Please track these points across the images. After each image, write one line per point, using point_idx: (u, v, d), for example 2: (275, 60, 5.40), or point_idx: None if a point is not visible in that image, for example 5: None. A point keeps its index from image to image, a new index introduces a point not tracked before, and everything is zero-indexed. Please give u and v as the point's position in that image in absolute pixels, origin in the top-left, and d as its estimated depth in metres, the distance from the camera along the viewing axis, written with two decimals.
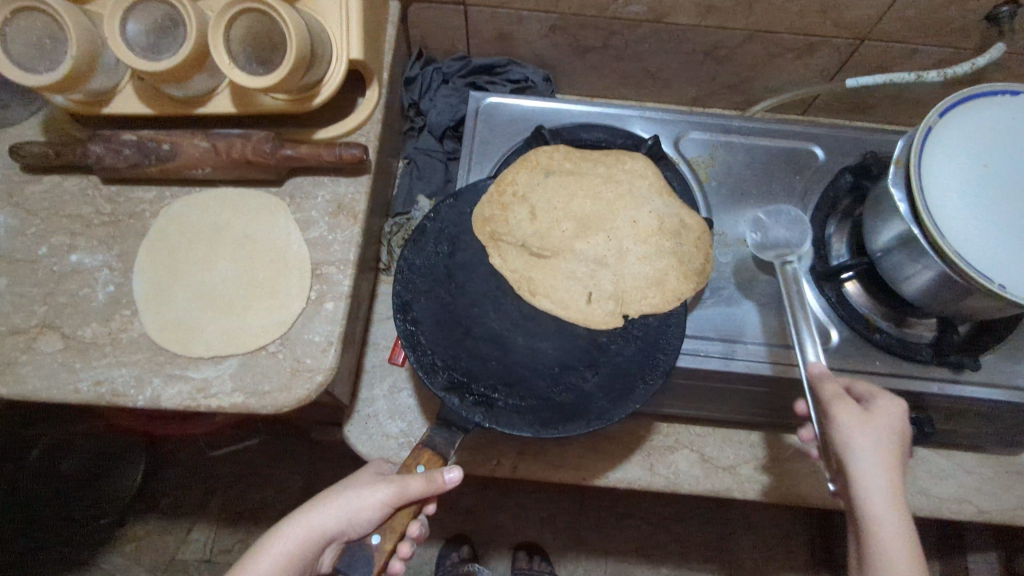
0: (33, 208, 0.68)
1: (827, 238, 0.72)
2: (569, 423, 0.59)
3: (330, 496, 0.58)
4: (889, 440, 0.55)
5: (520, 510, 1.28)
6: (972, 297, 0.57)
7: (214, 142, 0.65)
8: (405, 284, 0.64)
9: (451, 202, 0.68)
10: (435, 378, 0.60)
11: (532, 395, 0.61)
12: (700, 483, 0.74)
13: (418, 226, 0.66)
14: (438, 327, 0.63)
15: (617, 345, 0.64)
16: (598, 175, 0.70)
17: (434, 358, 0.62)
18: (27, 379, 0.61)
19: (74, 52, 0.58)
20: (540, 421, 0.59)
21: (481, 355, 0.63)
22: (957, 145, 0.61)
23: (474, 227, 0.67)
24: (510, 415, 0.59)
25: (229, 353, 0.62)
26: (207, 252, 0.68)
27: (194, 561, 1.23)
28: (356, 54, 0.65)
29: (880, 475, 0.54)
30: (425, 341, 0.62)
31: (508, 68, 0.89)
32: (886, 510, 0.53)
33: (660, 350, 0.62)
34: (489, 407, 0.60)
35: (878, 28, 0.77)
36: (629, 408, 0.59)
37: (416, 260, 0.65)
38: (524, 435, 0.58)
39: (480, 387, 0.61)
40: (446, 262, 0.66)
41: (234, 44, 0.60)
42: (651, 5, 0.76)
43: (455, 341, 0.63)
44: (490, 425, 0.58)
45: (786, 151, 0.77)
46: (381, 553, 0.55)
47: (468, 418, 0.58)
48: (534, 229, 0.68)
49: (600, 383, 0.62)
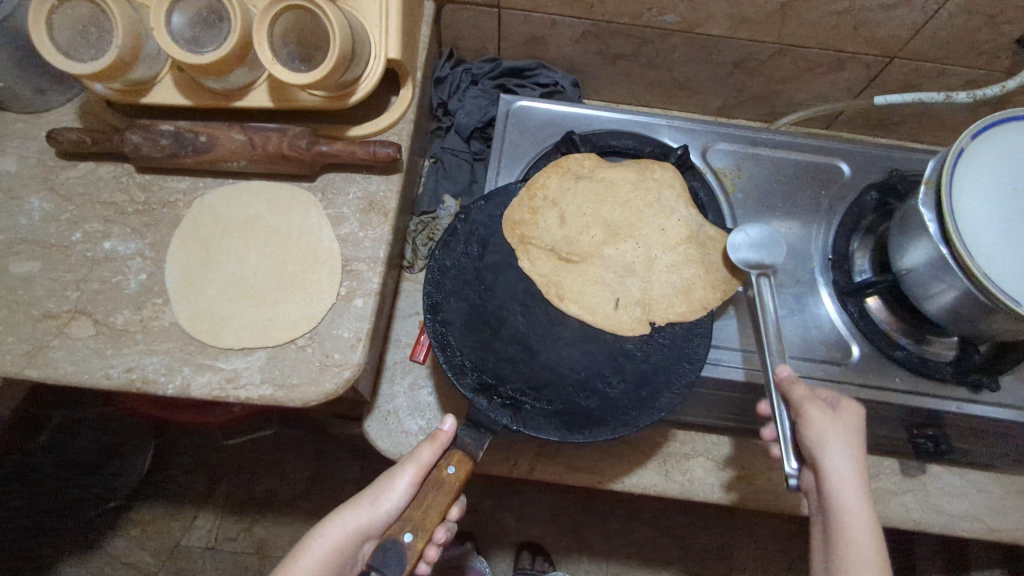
0: (68, 193, 0.69)
1: (850, 252, 0.73)
2: (595, 428, 0.60)
3: (357, 497, 0.59)
4: (856, 440, 0.57)
5: (524, 508, 1.28)
6: (994, 318, 0.58)
7: (251, 136, 0.65)
8: (436, 284, 0.65)
9: (482, 205, 0.69)
10: (464, 378, 0.62)
11: (559, 398, 0.62)
12: (714, 491, 0.75)
13: (449, 228, 0.67)
14: (467, 327, 0.64)
15: (642, 352, 0.64)
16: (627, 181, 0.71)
17: (463, 358, 0.63)
18: (58, 363, 0.61)
19: (119, 42, 0.59)
20: (566, 426, 0.61)
21: (509, 357, 0.64)
22: (989, 168, 0.61)
23: (504, 230, 0.68)
24: (537, 417, 0.61)
25: (259, 346, 0.63)
26: (238, 244, 0.68)
27: (198, 548, 1.24)
28: (394, 54, 0.65)
29: (850, 473, 0.56)
30: (455, 341, 0.63)
31: (536, 71, 0.90)
32: (855, 503, 0.55)
33: (686, 359, 0.63)
34: (516, 410, 0.61)
35: (909, 47, 0.77)
36: (654, 418, 0.60)
37: (447, 261, 0.66)
38: (550, 438, 0.60)
39: (508, 390, 0.62)
40: (475, 263, 0.67)
41: (276, 41, 0.61)
42: (684, 15, 0.77)
43: (483, 344, 0.64)
44: (517, 427, 0.59)
45: (813, 165, 0.78)
46: (414, 551, 0.55)
47: (496, 420, 0.60)
48: (565, 233, 0.70)
49: (626, 389, 0.62)
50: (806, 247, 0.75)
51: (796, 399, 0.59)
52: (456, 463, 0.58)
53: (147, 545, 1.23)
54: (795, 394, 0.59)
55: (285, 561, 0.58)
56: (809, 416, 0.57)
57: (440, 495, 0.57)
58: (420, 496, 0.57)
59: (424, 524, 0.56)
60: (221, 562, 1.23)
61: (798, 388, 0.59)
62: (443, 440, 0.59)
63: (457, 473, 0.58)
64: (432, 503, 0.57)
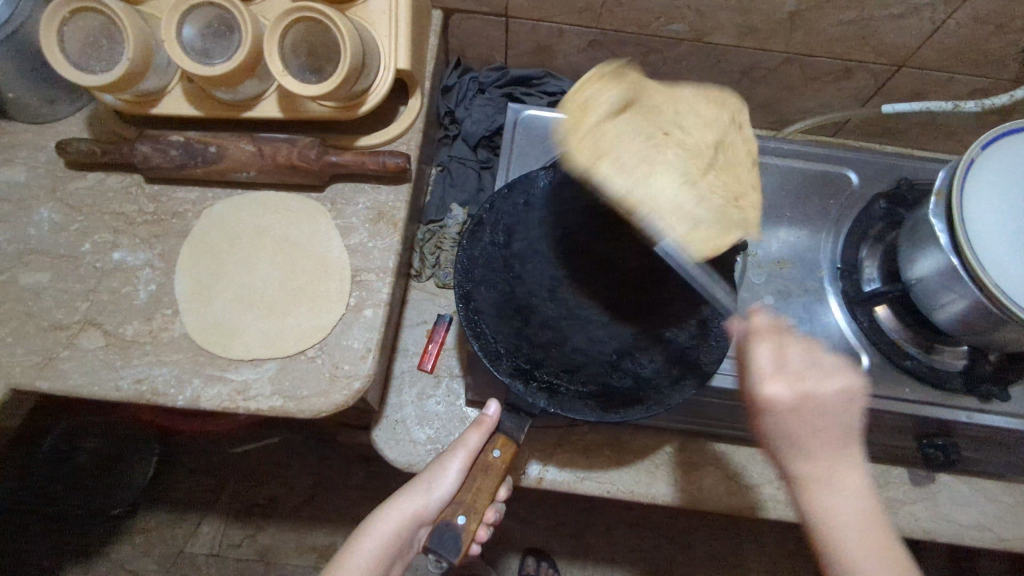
0: (77, 204, 0.69)
1: (860, 262, 0.73)
2: (632, 408, 0.59)
3: (410, 482, 0.59)
4: (776, 426, 0.52)
5: (529, 515, 1.28)
6: (1005, 328, 0.58)
7: (261, 146, 0.65)
8: (465, 273, 0.64)
9: (505, 193, 0.67)
10: (500, 364, 0.60)
11: (593, 380, 0.63)
12: (723, 500, 0.74)
13: (475, 217, 0.65)
14: (497, 316, 0.64)
15: (670, 334, 0.64)
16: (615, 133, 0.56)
17: (496, 344, 0.62)
18: (68, 375, 0.61)
19: (130, 54, 0.59)
20: (603, 407, 0.60)
21: (542, 342, 0.65)
22: (998, 179, 0.61)
23: (529, 221, 0.68)
24: (573, 400, 0.60)
25: (269, 356, 0.63)
26: (248, 255, 0.68)
27: (203, 555, 1.24)
28: (403, 65, 0.66)
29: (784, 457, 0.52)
30: (486, 328, 0.62)
31: (544, 80, 0.89)
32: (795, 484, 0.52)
33: (713, 337, 0.62)
34: (553, 394, 0.60)
35: (916, 56, 0.77)
36: (688, 394, 0.59)
37: (474, 249, 0.65)
38: (588, 419, 0.58)
39: (543, 374, 0.62)
40: (504, 252, 0.67)
41: (286, 52, 0.61)
42: (692, 24, 0.77)
43: (516, 330, 0.64)
44: (555, 409, 0.58)
45: (821, 174, 0.77)
46: (468, 532, 0.57)
47: (534, 402, 0.58)
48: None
49: (658, 367, 0.63)
50: (816, 256, 0.75)
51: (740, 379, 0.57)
52: (501, 446, 0.59)
53: (151, 551, 1.23)
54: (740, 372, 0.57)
55: (345, 544, 0.59)
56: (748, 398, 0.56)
57: (488, 478, 0.58)
58: (468, 479, 0.58)
59: (476, 507, 0.57)
60: (226, 569, 1.22)
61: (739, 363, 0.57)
62: (488, 425, 0.60)
63: (502, 457, 0.58)
64: (480, 486, 0.57)
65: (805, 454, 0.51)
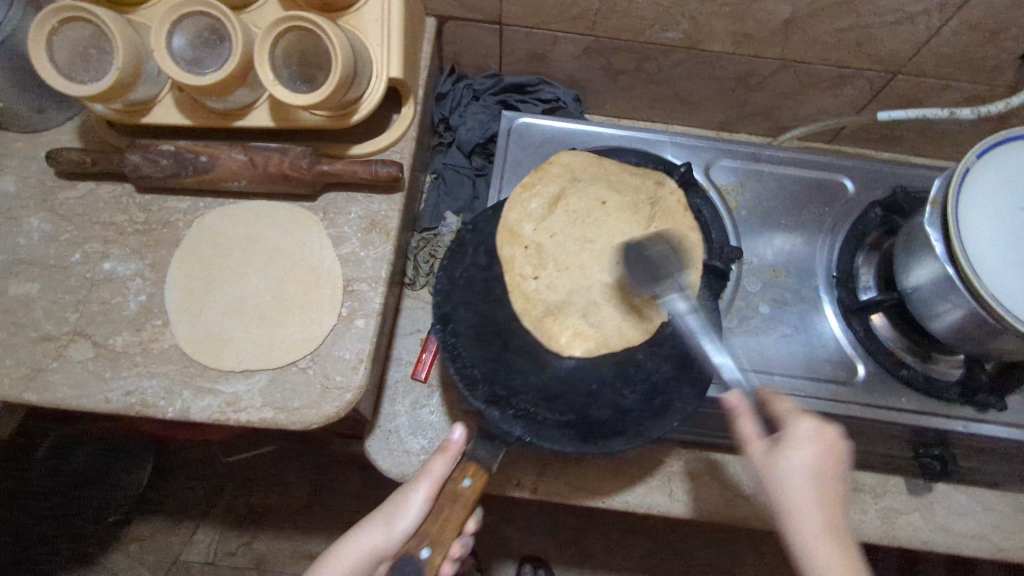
0: (68, 213, 0.68)
1: (855, 269, 0.72)
2: (611, 439, 0.59)
3: (376, 513, 0.60)
4: (809, 473, 0.52)
5: (525, 523, 1.27)
6: (1002, 338, 0.57)
7: (252, 155, 0.65)
8: (445, 297, 0.65)
9: (490, 215, 0.69)
10: (476, 390, 0.60)
11: (571, 409, 0.61)
12: (719, 511, 0.73)
13: (458, 238, 0.68)
14: (476, 339, 0.63)
15: (652, 363, 0.63)
16: (558, 236, 0.67)
17: (474, 369, 0.62)
18: (57, 387, 0.61)
19: (120, 64, 0.58)
20: (580, 437, 0.59)
21: (520, 369, 0.63)
22: (994, 188, 0.61)
23: (505, 239, 0.66)
24: (551, 429, 0.60)
25: (260, 367, 0.62)
26: (239, 265, 0.68)
27: (198, 563, 1.23)
28: (395, 73, 0.65)
29: (807, 508, 0.51)
30: (465, 352, 0.62)
31: (539, 87, 0.89)
32: (814, 542, 0.50)
33: (693, 369, 0.62)
34: (530, 421, 0.60)
35: (912, 63, 0.77)
36: (670, 425, 0.59)
37: (456, 271, 0.66)
38: (565, 450, 0.59)
39: (520, 402, 0.61)
40: (484, 274, 0.67)
41: (277, 62, 0.60)
42: (687, 32, 0.77)
43: (494, 354, 0.63)
44: (531, 438, 0.58)
45: (816, 181, 0.77)
46: (431, 566, 0.55)
47: (509, 431, 0.58)
48: (549, 285, 0.66)
49: (640, 399, 0.61)
50: (811, 264, 0.74)
51: (742, 431, 0.55)
52: (471, 475, 0.58)
53: (145, 559, 1.22)
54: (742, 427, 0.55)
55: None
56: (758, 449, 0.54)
57: (456, 508, 0.57)
58: (435, 508, 0.57)
59: (442, 538, 0.56)
60: None
61: (742, 419, 0.55)
62: (454, 451, 0.61)
63: (472, 486, 0.57)
64: (449, 516, 0.56)
65: (825, 503, 0.51)
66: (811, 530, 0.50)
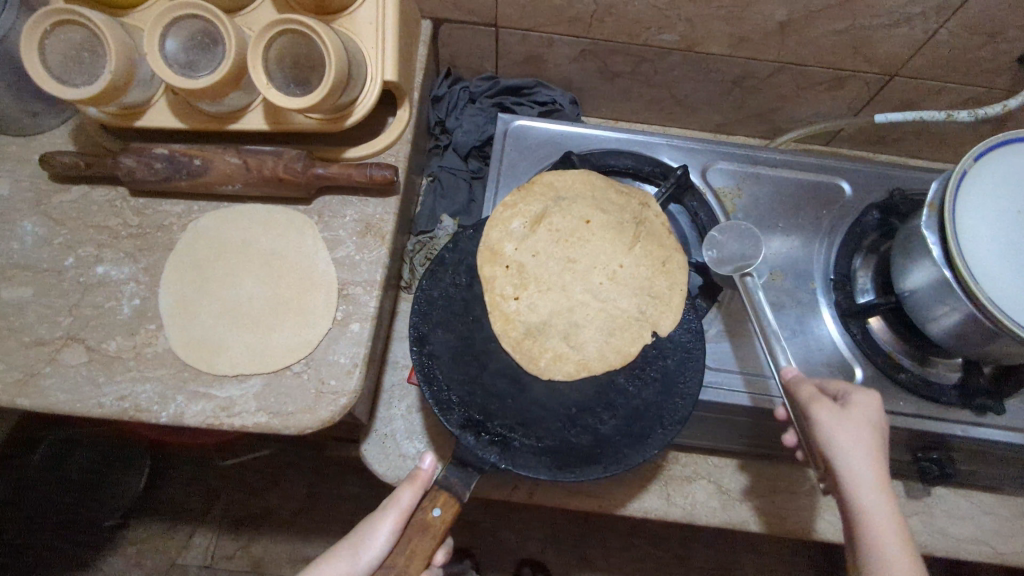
0: (61, 217, 0.68)
1: (853, 271, 0.72)
2: (587, 466, 0.58)
3: (336, 546, 0.56)
4: (868, 436, 0.55)
5: (523, 525, 1.27)
6: (1000, 341, 0.57)
7: (246, 159, 0.64)
8: (422, 317, 0.63)
9: (469, 234, 0.68)
10: (451, 415, 0.59)
11: (550, 436, 0.60)
12: (717, 515, 0.72)
13: (437, 257, 0.67)
14: (454, 362, 0.63)
15: (633, 388, 0.63)
16: (540, 255, 0.69)
17: (450, 394, 0.61)
18: (49, 391, 0.60)
19: (112, 67, 0.58)
20: (557, 464, 0.58)
21: (498, 393, 0.62)
22: (992, 191, 0.61)
23: (485, 258, 0.67)
24: (527, 457, 0.58)
25: (254, 371, 0.62)
26: (233, 269, 0.68)
27: (194, 566, 1.22)
28: (390, 76, 0.65)
29: (866, 469, 0.54)
30: (441, 375, 0.61)
31: (536, 89, 0.89)
32: (872, 499, 0.53)
33: (677, 395, 0.61)
34: (505, 448, 0.58)
35: (909, 66, 0.77)
36: (648, 454, 0.58)
37: (434, 292, 0.65)
38: (540, 477, 0.57)
39: (496, 426, 0.60)
40: (464, 293, 0.66)
41: (271, 65, 0.60)
42: (683, 34, 0.77)
43: (470, 377, 0.62)
44: (506, 466, 0.57)
45: (813, 184, 0.77)
46: None
47: (484, 458, 0.57)
48: (529, 304, 0.67)
49: (618, 426, 0.61)
50: (808, 267, 0.74)
51: (802, 398, 0.58)
52: (441, 505, 0.55)
53: (142, 563, 1.22)
54: (801, 395, 0.58)
55: None
56: (816, 417, 0.56)
57: (424, 539, 0.54)
58: (404, 540, 0.54)
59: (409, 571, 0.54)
60: None
61: (802, 387, 0.59)
62: (423, 480, 0.59)
63: (442, 516, 0.55)
64: (415, 548, 0.54)
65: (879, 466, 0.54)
66: (869, 488, 0.53)
